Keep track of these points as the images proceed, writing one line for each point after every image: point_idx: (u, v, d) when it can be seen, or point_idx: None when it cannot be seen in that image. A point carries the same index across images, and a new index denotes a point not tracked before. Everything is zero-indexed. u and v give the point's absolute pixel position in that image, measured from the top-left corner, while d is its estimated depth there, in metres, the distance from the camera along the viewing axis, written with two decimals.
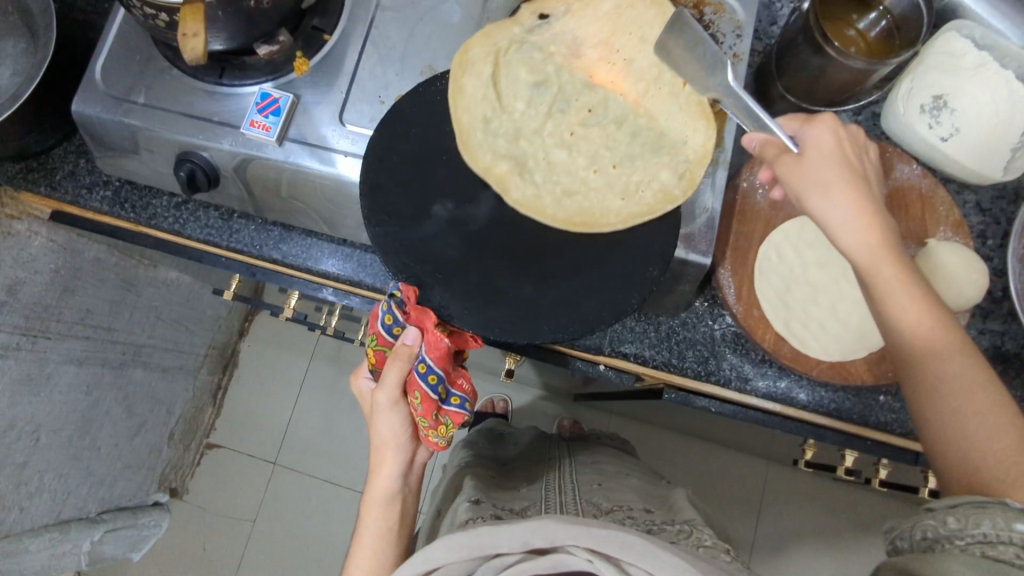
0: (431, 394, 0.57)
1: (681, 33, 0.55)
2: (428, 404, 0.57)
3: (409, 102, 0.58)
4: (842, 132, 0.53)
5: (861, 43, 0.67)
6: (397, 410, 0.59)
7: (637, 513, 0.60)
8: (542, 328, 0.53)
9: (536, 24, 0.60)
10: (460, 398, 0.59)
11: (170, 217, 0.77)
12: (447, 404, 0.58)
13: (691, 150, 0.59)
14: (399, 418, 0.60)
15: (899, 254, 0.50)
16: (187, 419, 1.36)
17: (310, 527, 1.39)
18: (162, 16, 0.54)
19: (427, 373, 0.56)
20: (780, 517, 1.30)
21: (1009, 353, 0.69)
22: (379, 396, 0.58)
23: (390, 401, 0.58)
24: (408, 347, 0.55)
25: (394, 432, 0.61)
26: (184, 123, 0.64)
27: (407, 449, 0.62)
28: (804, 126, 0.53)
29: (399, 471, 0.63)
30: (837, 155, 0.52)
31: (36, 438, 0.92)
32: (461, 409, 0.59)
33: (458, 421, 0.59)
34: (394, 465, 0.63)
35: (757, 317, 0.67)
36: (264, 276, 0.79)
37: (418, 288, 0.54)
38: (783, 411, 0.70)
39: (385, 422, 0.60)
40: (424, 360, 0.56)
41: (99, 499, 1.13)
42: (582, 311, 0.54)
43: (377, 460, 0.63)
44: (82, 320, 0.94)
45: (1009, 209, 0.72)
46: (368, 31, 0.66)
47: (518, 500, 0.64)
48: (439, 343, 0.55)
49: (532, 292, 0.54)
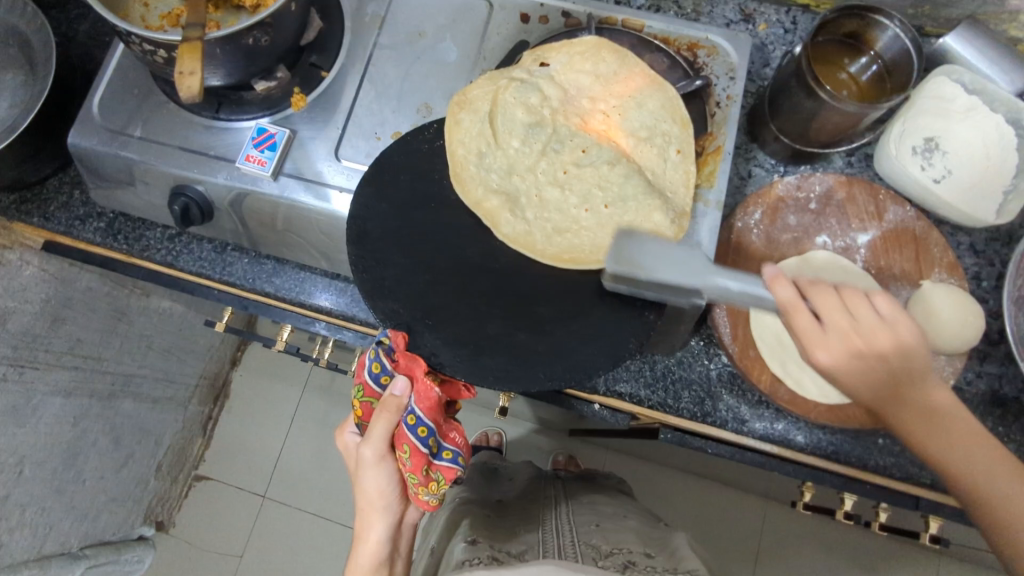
0: (421, 447, 0.54)
1: (665, 97, 0.59)
2: (418, 458, 0.54)
3: (402, 146, 0.59)
4: (851, 339, 0.51)
5: (853, 86, 0.68)
6: (383, 465, 0.57)
7: (637, 557, 0.59)
8: (536, 374, 0.52)
9: (536, 70, 0.61)
10: (452, 453, 0.56)
11: (163, 249, 0.77)
12: (439, 458, 0.56)
13: (679, 203, 0.58)
14: (384, 473, 0.57)
15: (939, 426, 0.53)
16: (176, 450, 1.34)
17: (301, 563, 1.36)
18: (162, 52, 0.55)
19: (416, 425, 0.53)
20: (781, 559, 1.27)
21: (1007, 397, 0.68)
22: (364, 450, 0.56)
23: (376, 455, 0.56)
24: (397, 398, 0.54)
25: (381, 490, 0.59)
26: (180, 157, 0.64)
27: (395, 510, 0.61)
28: (816, 347, 0.51)
29: (387, 536, 0.60)
30: (854, 369, 0.52)
31: (20, 470, 0.90)
32: (454, 464, 0.56)
33: (451, 476, 0.57)
34: (381, 528, 0.60)
35: (752, 358, 0.66)
36: (256, 310, 0.78)
37: (407, 334, 0.53)
38: (780, 453, 0.68)
39: (371, 478, 0.58)
40: (413, 412, 0.53)
41: (82, 533, 1.10)
42: (578, 355, 0.54)
43: (362, 522, 0.61)
44: (72, 350, 0.93)
45: (1003, 251, 0.71)
46: (365, 69, 0.66)
47: (515, 545, 0.63)
48: (429, 393, 0.53)
49: (525, 336, 0.54)
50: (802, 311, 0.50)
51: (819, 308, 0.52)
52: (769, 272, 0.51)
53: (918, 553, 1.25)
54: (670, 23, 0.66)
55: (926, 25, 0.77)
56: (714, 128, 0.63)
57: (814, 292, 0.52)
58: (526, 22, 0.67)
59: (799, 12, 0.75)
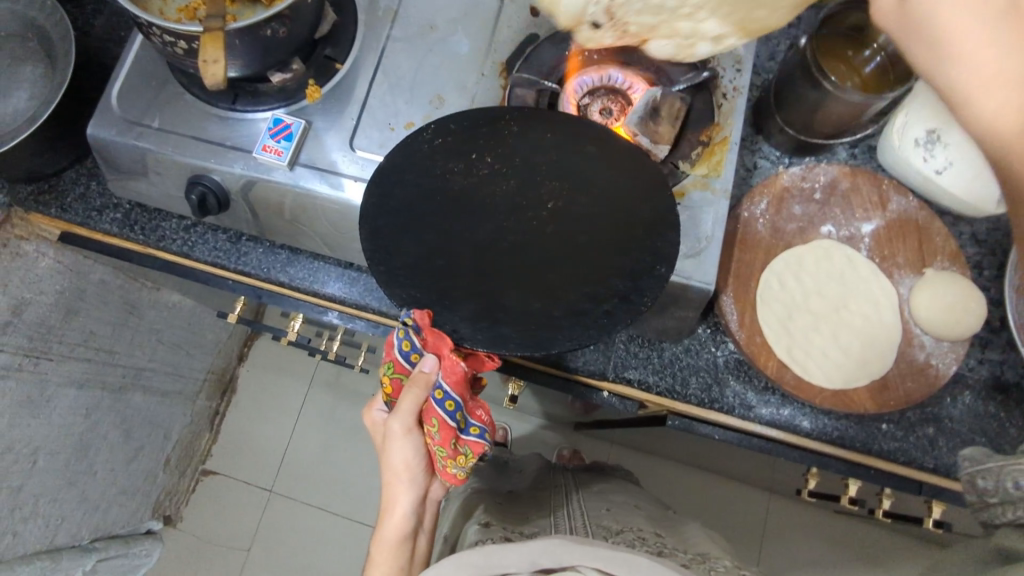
0: (449, 421, 0.56)
1: None
2: (446, 431, 0.56)
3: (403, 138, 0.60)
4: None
5: (856, 77, 0.69)
6: (410, 438, 0.58)
7: (648, 534, 0.60)
8: (555, 339, 0.52)
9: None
10: (479, 428, 0.58)
11: (179, 239, 0.78)
12: (466, 433, 0.58)
13: None
14: (411, 447, 0.59)
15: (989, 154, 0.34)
16: (184, 444, 1.35)
17: (308, 556, 1.37)
18: (182, 44, 0.56)
19: (444, 399, 0.55)
20: (782, 552, 1.28)
21: (1009, 383, 0.69)
22: (393, 423, 0.58)
23: (404, 429, 0.58)
24: (426, 374, 0.55)
25: (407, 464, 0.60)
26: (197, 146, 0.65)
27: (421, 484, 0.62)
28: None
29: (412, 508, 0.62)
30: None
31: (33, 461, 0.91)
32: (480, 439, 0.58)
33: (478, 451, 0.58)
34: (406, 500, 0.62)
35: (759, 343, 0.67)
36: (270, 299, 0.79)
37: (430, 314, 0.53)
38: (786, 438, 0.69)
39: (398, 451, 0.59)
40: (441, 386, 0.55)
41: (93, 525, 1.12)
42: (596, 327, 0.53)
43: (388, 495, 0.63)
44: (85, 342, 0.95)
45: (1004, 240, 0.73)
46: (378, 61, 0.68)
47: (528, 526, 0.65)
48: (456, 367, 0.54)
49: (540, 308, 0.54)
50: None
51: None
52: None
53: None
54: None
55: None
56: (720, 119, 0.66)
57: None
58: (536, 16, 0.69)
59: None
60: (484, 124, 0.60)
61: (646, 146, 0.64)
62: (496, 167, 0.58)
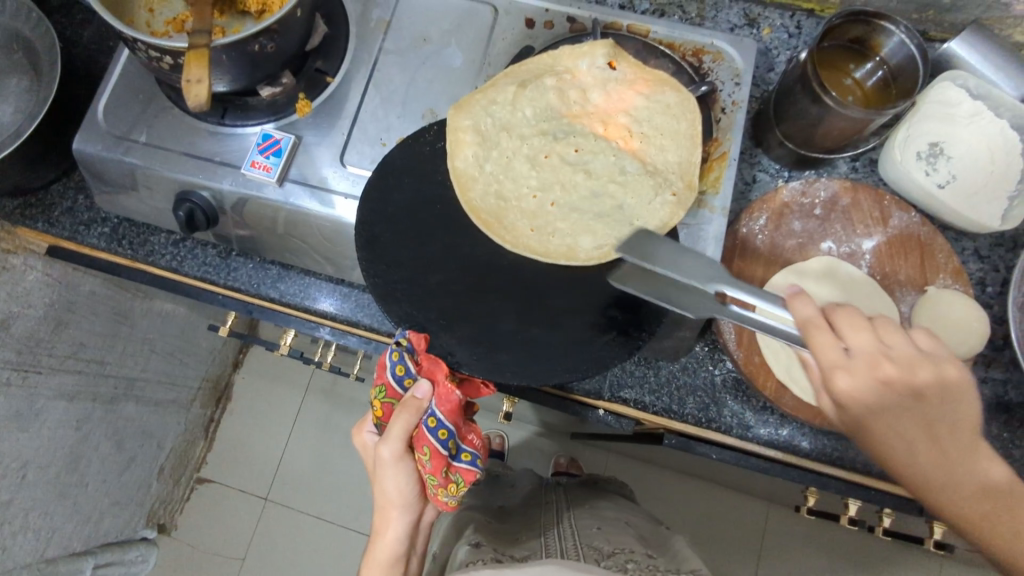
0: (442, 449, 0.54)
1: None
2: (438, 460, 0.55)
3: (396, 155, 0.58)
4: (879, 364, 0.46)
5: (858, 91, 0.69)
6: (402, 465, 0.56)
7: (639, 557, 0.59)
8: (555, 368, 0.52)
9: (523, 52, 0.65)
10: (472, 454, 0.57)
11: (168, 254, 0.77)
12: (458, 460, 0.57)
13: None
14: (403, 474, 0.57)
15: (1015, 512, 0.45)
16: (178, 452, 1.34)
17: (303, 565, 1.36)
18: (167, 59, 0.54)
19: (437, 428, 0.54)
20: (781, 563, 1.27)
21: (1012, 403, 0.68)
22: (382, 450, 0.55)
23: (394, 456, 0.55)
24: (418, 400, 0.54)
25: (401, 491, 0.58)
26: (185, 163, 0.64)
27: (414, 509, 0.60)
28: (837, 369, 0.46)
29: (405, 533, 0.60)
30: (881, 406, 0.46)
31: (23, 475, 0.90)
32: (472, 466, 0.57)
33: (470, 478, 0.57)
34: (399, 526, 0.60)
35: (757, 363, 0.66)
36: (260, 314, 0.77)
37: (427, 336, 0.53)
38: (785, 459, 0.69)
39: (390, 478, 0.57)
40: (434, 413, 0.54)
41: (85, 537, 1.10)
42: (594, 349, 0.54)
43: (379, 521, 0.61)
44: (75, 354, 0.93)
45: (1007, 256, 0.71)
46: (370, 74, 0.66)
47: (520, 549, 0.63)
48: (450, 396, 0.54)
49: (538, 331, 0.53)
50: (823, 329, 0.46)
51: (848, 333, 0.47)
52: (790, 292, 0.48)
53: (917, 553, 1.26)
54: (674, 29, 0.67)
55: (930, 29, 0.76)
56: (719, 134, 0.64)
57: (844, 313, 0.48)
58: (531, 27, 0.68)
59: (804, 16, 0.75)
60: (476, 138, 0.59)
61: None
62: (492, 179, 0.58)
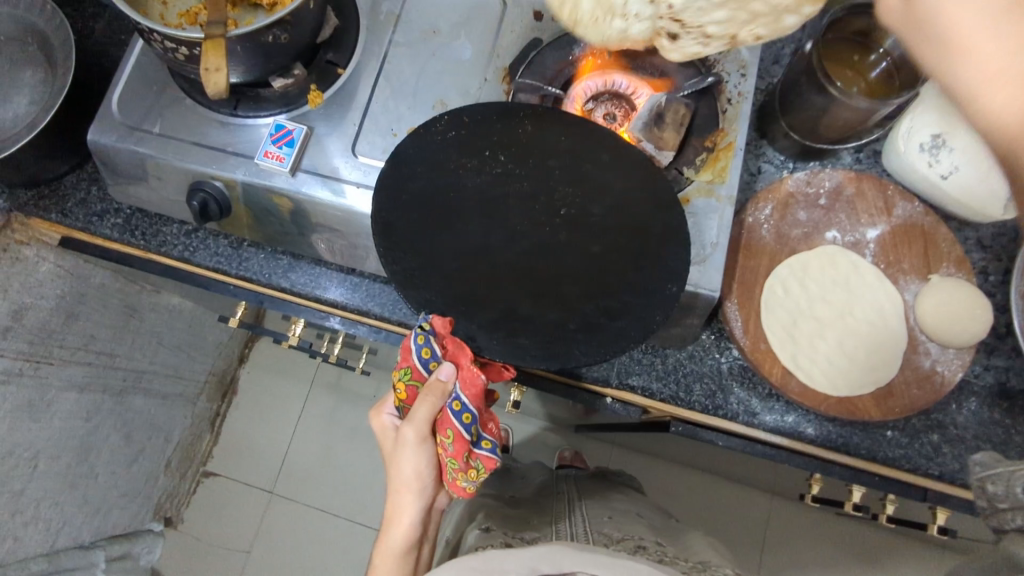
0: (464, 432, 0.56)
1: None
2: (461, 443, 0.56)
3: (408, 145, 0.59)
4: None
5: (862, 82, 0.69)
6: (423, 448, 0.58)
7: (648, 543, 0.60)
8: (574, 351, 0.52)
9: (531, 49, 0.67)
10: (491, 443, 0.57)
11: (180, 244, 0.78)
12: (478, 447, 0.57)
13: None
14: (423, 456, 0.59)
15: None
16: (185, 445, 1.35)
17: (308, 558, 1.37)
18: (183, 50, 0.55)
19: (461, 411, 0.55)
20: (785, 556, 1.28)
21: (1015, 390, 0.69)
22: (406, 431, 0.57)
23: (417, 437, 0.57)
24: (442, 382, 0.55)
25: (419, 473, 0.60)
26: (197, 152, 0.65)
27: (428, 494, 0.62)
28: None
29: (419, 519, 0.61)
30: None
31: (34, 465, 0.91)
32: (493, 454, 0.57)
33: (490, 466, 0.57)
34: (414, 511, 0.61)
35: (763, 351, 0.67)
36: (271, 305, 0.78)
37: (450, 321, 0.53)
38: (791, 446, 0.69)
39: (409, 461, 0.59)
40: (458, 397, 0.55)
41: (94, 529, 1.11)
42: (608, 332, 0.54)
43: (395, 506, 0.62)
44: (86, 346, 0.94)
45: (1010, 246, 0.72)
46: (381, 65, 0.67)
47: (529, 532, 0.65)
48: (475, 379, 0.54)
49: (555, 316, 0.54)
50: None
51: None
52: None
53: (920, 545, 1.27)
54: None
55: None
56: (726, 124, 0.65)
57: None
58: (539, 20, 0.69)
59: None
60: (496, 120, 0.60)
61: (651, 152, 0.64)
62: (508, 167, 0.59)
